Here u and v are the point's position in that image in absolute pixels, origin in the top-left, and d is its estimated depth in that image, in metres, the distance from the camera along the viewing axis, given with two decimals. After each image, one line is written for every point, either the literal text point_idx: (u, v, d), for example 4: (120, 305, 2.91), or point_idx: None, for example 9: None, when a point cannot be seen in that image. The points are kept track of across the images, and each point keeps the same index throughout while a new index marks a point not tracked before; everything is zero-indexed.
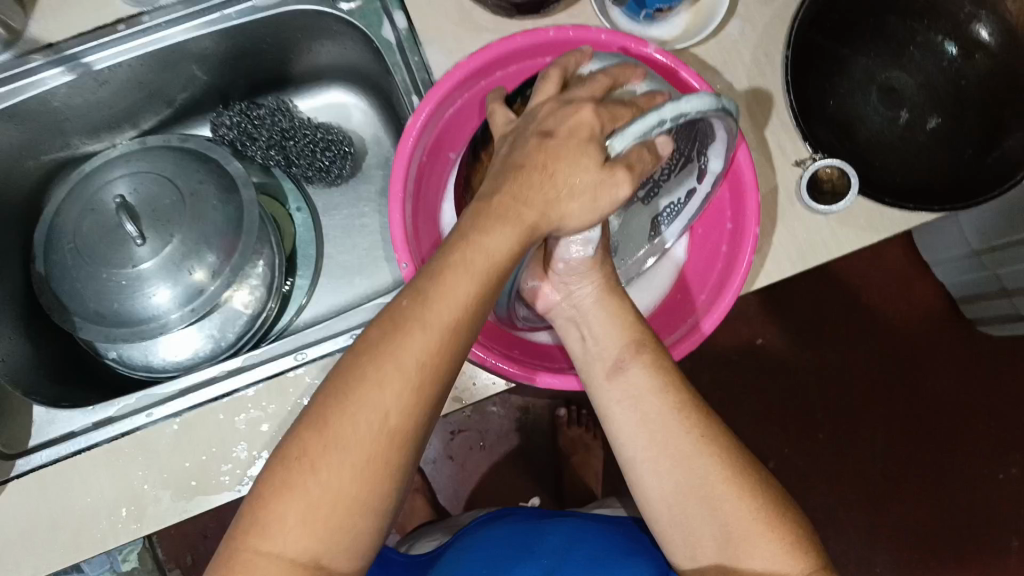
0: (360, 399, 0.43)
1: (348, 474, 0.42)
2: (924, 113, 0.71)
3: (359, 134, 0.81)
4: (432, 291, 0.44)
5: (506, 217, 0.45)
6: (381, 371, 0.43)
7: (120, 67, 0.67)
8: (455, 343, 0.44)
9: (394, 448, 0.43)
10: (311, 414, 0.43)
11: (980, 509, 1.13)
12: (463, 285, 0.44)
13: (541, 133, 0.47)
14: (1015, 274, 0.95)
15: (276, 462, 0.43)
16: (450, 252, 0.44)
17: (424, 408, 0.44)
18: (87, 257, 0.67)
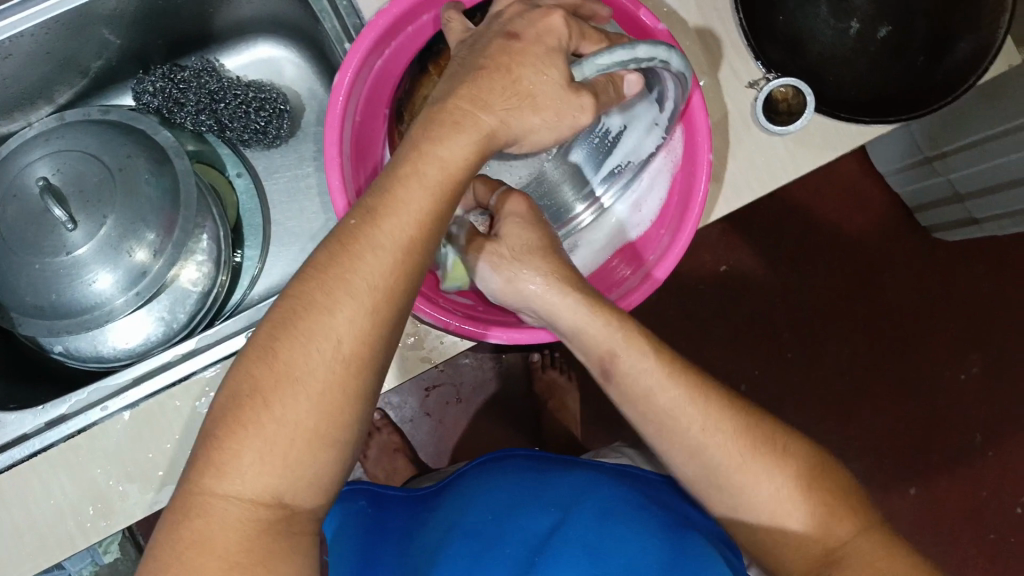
0: (312, 327, 0.40)
1: (308, 404, 0.40)
2: (874, 22, 0.67)
3: (294, 90, 0.76)
4: (380, 211, 0.42)
5: (460, 125, 0.43)
6: (331, 296, 0.40)
7: (23, 37, 0.61)
8: (411, 261, 0.42)
9: (353, 374, 0.41)
10: (257, 345, 0.41)
11: (946, 411, 1.15)
12: (416, 198, 0.42)
13: (507, 33, 0.46)
14: (967, 178, 0.95)
15: (226, 403, 0.40)
16: (400, 164, 0.42)
17: (383, 333, 0.42)
18: (14, 247, 0.63)
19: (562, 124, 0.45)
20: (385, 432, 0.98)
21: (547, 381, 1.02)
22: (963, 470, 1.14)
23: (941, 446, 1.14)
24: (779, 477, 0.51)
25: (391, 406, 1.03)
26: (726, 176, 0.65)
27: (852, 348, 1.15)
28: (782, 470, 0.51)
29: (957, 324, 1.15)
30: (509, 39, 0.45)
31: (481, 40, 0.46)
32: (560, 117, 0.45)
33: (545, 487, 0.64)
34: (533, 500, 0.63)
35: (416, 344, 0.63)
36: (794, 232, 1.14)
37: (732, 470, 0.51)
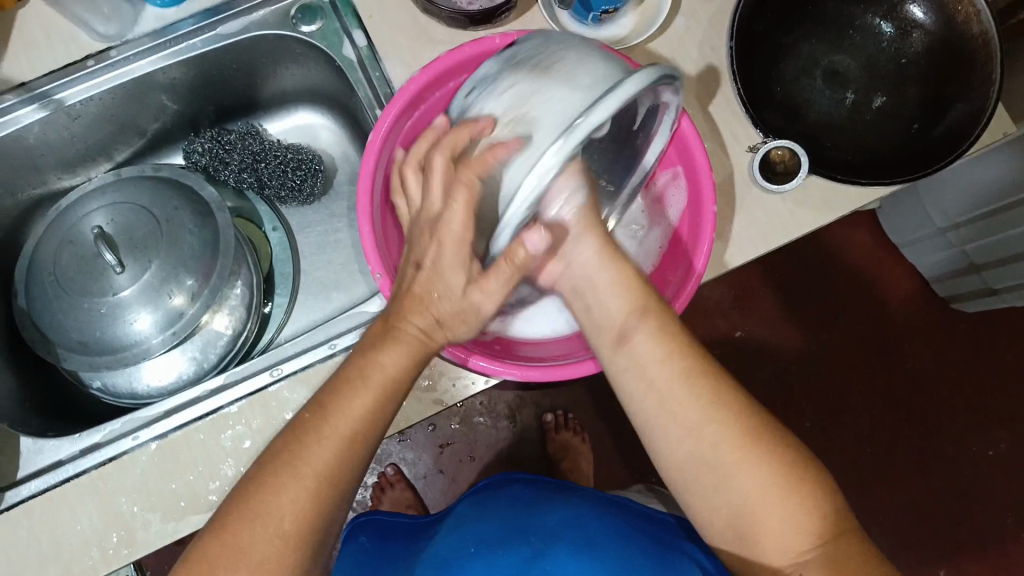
0: (259, 506, 0.46)
1: (247, 572, 0.45)
2: (869, 92, 0.71)
3: (329, 153, 0.83)
4: (329, 408, 0.49)
5: (397, 338, 0.51)
6: (279, 479, 0.47)
7: (92, 101, 0.69)
8: (352, 455, 0.49)
9: (290, 547, 0.46)
10: (215, 523, 0.47)
11: (977, 489, 1.12)
12: (361, 399, 0.49)
13: (430, 221, 0.50)
14: (984, 249, 0.96)
15: (180, 567, 0.46)
16: (352, 367, 0.51)
17: (322, 518, 0.47)
18: (66, 288, 0.69)
19: (494, 286, 0.50)
20: (397, 488, 1.00)
21: (561, 442, 1.03)
22: (999, 554, 1.10)
23: (972, 525, 1.11)
24: (809, 511, 0.49)
25: (406, 462, 1.05)
26: (729, 233, 0.68)
27: (876, 422, 1.13)
28: (815, 509, 0.50)
29: (985, 401, 1.14)
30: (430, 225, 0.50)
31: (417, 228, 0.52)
32: (487, 288, 0.50)
33: (538, 514, 0.65)
34: (517, 534, 0.62)
35: (430, 386, 0.66)
36: (814, 307, 1.15)
37: (746, 493, 0.50)
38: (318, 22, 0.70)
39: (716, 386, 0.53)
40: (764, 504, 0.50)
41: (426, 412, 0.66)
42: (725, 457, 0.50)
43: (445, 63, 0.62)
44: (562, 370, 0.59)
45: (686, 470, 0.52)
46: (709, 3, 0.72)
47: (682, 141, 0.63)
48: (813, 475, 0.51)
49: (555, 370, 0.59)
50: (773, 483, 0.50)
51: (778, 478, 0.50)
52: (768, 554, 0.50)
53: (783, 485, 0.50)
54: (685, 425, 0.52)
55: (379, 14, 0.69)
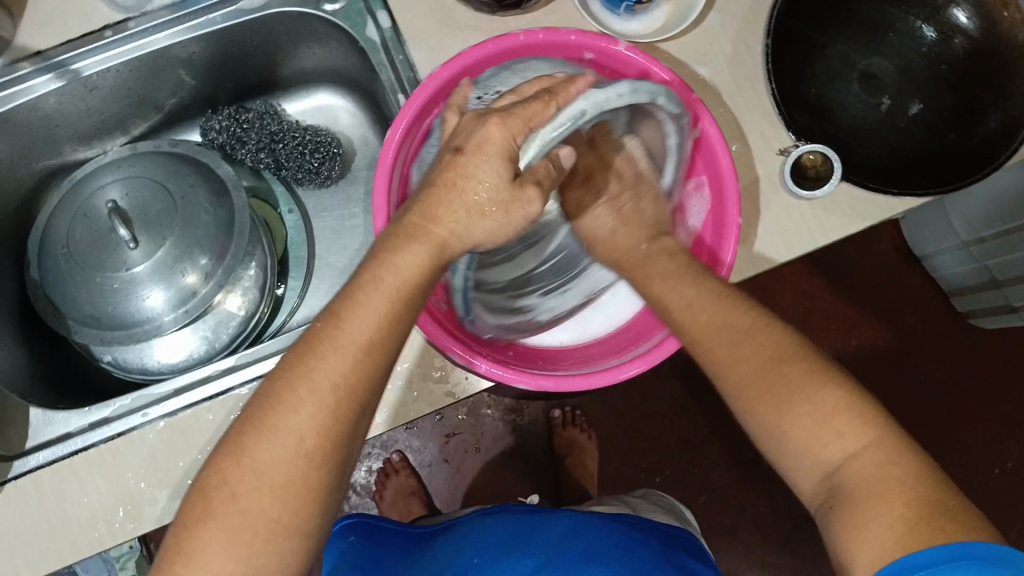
0: (278, 424, 0.43)
1: (269, 495, 0.43)
2: (905, 98, 0.69)
3: (347, 136, 0.81)
4: (342, 314, 0.46)
5: (416, 235, 0.48)
6: (296, 394, 0.44)
7: (109, 72, 0.68)
8: (372, 361, 0.46)
9: (314, 467, 0.44)
10: (227, 444, 0.44)
11: (986, 504, 1.11)
12: (375, 301, 0.46)
13: (455, 148, 0.49)
14: (1005, 264, 0.94)
15: (196, 495, 0.43)
16: (361, 274, 0.47)
17: (345, 427, 0.45)
18: (79, 261, 0.68)
19: (511, 220, 0.49)
20: (403, 475, 1.00)
21: (568, 438, 1.02)
22: None
23: None
24: (841, 419, 0.46)
25: (412, 449, 1.04)
26: (754, 238, 0.66)
27: None
28: (858, 410, 0.46)
29: (998, 416, 1.12)
30: (455, 154, 0.49)
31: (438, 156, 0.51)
32: (507, 216, 0.49)
33: (539, 528, 0.65)
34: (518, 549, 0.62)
35: (441, 378, 0.65)
36: (831, 311, 1.14)
37: (766, 418, 0.48)
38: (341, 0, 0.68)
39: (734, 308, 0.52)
40: (816, 427, 0.46)
41: (436, 404, 0.65)
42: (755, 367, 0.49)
43: (465, 61, 0.60)
44: (568, 380, 0.58)
45: (733, 387, 0.50)
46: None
47: (708, 149, 0.62)
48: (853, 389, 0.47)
49: (561, 379, 0.58)
50: (834, 403, 0.46)
51: (820, 391, 0.46)
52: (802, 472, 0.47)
53: (823, 390, 0.46)
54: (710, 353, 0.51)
55: None
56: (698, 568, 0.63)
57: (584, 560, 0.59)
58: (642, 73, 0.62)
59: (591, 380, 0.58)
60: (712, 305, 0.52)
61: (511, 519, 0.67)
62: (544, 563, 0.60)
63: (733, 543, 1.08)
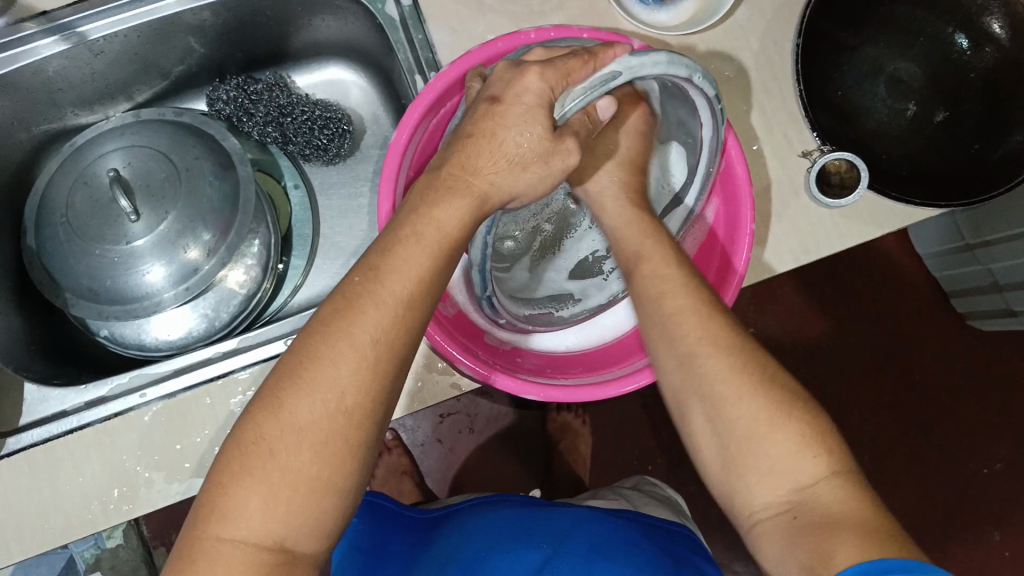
0: (316, 378, 0.41)
1: (310, 453, 0.41)
2: (930, 106, 0.69)
3: (357, 112, 0.79)
4: (382, 269, 0.43)
5: (455, 188, 0.45)
6: (334, 348, 0.42)
7: (115, 38, 0.65)
8: (410, 318, 0.44)
9: (354, 425, 0.42)
10: (263, 398, 0.42)
11: (968, 502, 1.13)
12: (415, 258, 0.44)
13: (491, 98, 0.46)
14: (1006, 269, 0.94)
15: (232, 450, 0.41)
16: (401, 226, 0.44)
17: (383, 386, 0.43)
18: (79, 231, 0.66)
19: (553, 171, 0.47)
20: (395, 454, 1.00)
21: (561, 422, 1.03)
22: (977, 564, 1.12)
23: (957, 535, 1.12)
24: (803, 448, 0.47)
25: (406, 428, 1.04)
26: (769, 241, 0.65)
27: (877, 425, 1.13)
28: (814, 443, 0.47)
29: (985, 414, 1.14)
30: (491, 104, 0.46)
31: (472, 107, 0.48)
32: (549, 167, 0.46)
33: (542, 523, 0.65)
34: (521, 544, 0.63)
35: (446, 370, 0.64)
36: (829, 302, 1.14)
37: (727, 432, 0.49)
38: None
39: (726, 328, 0.51)
40: (760, 436, 0.48)
41: (441, 396, 0.64)
42: (733, 382, 0.49)
43: (473, 59, 0.58)
44: (580, 392, 0.59)
45: (680, 402, 0.51)
46: None
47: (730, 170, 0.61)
48: (818, 417, 0.49)
49: (575, 391, 0.59)
50: (770, 409, 0.48)
51: (773, 410, 0.48)
52: (755, 492, 0.48)
53: (788, 419, 0.48)
54: (683, 357, 0.51)
55: None
56: (704, 568, 0.63)
57: (588, 556, 0.60)
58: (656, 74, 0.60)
59: (598, 391, 0.59)
60: (705, 314, 0.52)
61: (513, 514, 0.67)
62: (547, 559, 0.60)
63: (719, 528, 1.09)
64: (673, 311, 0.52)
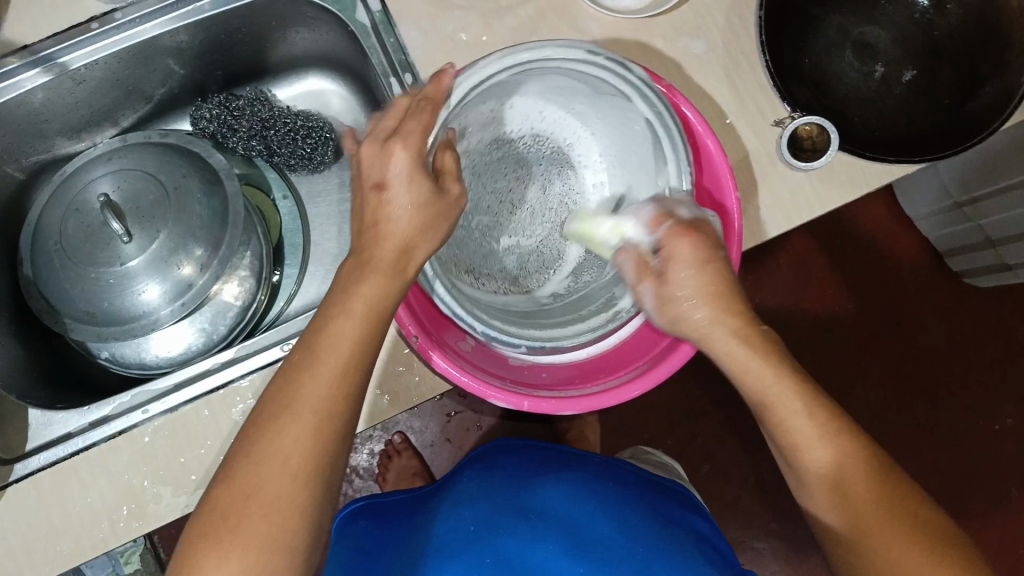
0: (262, 452, 0.43)
1: (262, 521, 0.42)
2: (900, 66, 0.69)
3: (339, 120, 0.81)
4: (316, 346, 0.45)
5: (376, 265, 0.47)
6: (277, 424, 0.43)
7: (96, 65, 0.66)
8: (352, 381, 0.45)
9: (300, 487, 0.42)
10: (219, 479, 0.44)
11: (983, 463, 1.13)
12: (346, 326, 0.46)
13: (375, 184, 0.48)
14: (999, 224, 0.96)
15: (193, 528, 0.43)
16: (332, 306, 0.46)
17: (331, 449, 0.44)
18: (73, 258, 0.67)
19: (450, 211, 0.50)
20: (406, 456, 1.02)
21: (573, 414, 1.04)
22: (998, 524, 1.12)
23: (976, 498, 1.12)
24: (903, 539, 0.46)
25: (413, 430, 1.06)
26: (750, 209, 0.66)
27: (887, 396, 1.13)
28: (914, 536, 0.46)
29: (996, 374, 1.14)
30: (379, 191, 0.48)
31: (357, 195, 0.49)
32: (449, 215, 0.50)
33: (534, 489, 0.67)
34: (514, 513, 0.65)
35: None
36: (826, 279, 1.14)
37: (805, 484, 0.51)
38: None
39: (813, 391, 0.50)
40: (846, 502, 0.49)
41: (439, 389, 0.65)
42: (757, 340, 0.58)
43: None
44: (611, 395, 0.60)
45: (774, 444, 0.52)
46: None
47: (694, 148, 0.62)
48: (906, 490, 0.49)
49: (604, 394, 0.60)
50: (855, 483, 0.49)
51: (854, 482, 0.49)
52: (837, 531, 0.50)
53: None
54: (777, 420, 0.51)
55: None
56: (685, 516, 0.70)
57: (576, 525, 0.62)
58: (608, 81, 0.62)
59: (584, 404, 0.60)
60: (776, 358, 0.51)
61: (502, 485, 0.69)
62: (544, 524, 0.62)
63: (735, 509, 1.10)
64: (779, 403, 0.50)
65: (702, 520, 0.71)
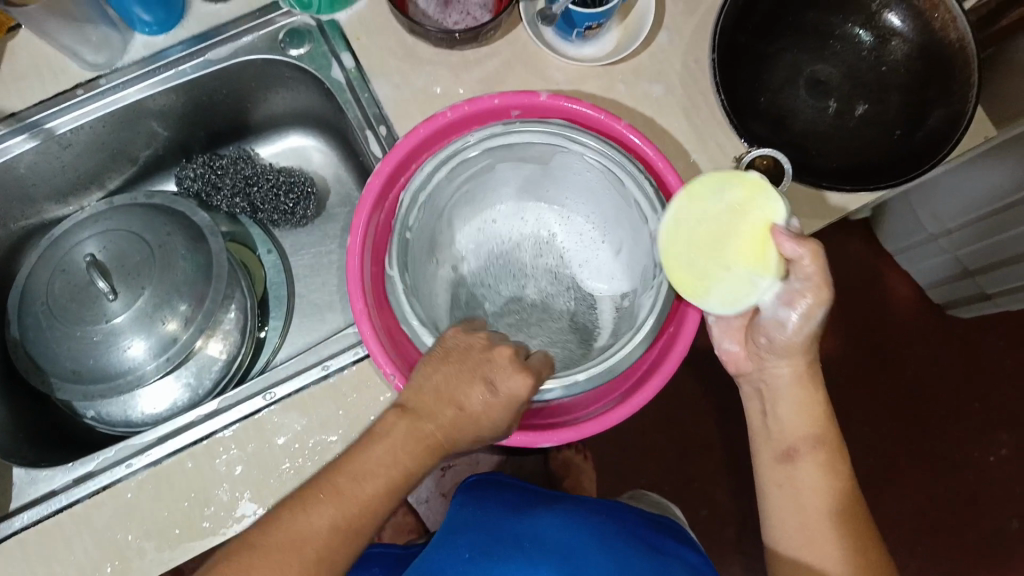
0: (280, 539, 0.49)
1: None
2: (851, 100, 0.73)
3: (321, 176, 0.83)
4: (350, 459, 0.51)
5: (418, 414, 0.52)
6: (308, 514, 0.49)
7: (82, 129, 0.69)
8: (380, 502, 0.51)
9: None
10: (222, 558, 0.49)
11: (977, 493, 1.13)
12: (378, 455, 0.51)
13: (479, 374, 0.52)
14: (974, 254, 0.99)
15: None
16: (375, 428, 0.52)
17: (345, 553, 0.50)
18: (59, 317, 0.69)
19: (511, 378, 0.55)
20: (399, 512, 1.00)
21: (564, 460, 1.03)
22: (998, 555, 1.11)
23: (974, 529, 1.12)
24: None
25: None
26: None
27: (876, 430, 1.14)
28: None
29: (983, 403, 1.15)
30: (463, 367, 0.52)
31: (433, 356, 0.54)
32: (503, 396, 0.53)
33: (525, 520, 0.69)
34: (505, 540, 0.66)
35: None
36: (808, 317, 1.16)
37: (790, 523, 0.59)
38: (305, 45, 0.71)
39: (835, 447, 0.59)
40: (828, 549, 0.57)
41: None
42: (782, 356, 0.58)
43: (399, 153, 0.62)
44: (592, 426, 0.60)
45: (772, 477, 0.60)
46: (693, 17, 0.73)
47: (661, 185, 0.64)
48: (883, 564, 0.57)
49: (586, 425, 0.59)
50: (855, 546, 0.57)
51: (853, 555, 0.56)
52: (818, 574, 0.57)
53: (810, 427, 0.59)
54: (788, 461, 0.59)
55: (366, 37, 0.70)
56: (677, 549, 0.70)
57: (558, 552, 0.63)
58: (570, 117, 0.64)
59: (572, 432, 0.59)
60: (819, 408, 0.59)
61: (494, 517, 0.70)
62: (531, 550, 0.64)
63: (731, 551, 1.09)
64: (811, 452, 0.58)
65: (695, 553, 0.71)
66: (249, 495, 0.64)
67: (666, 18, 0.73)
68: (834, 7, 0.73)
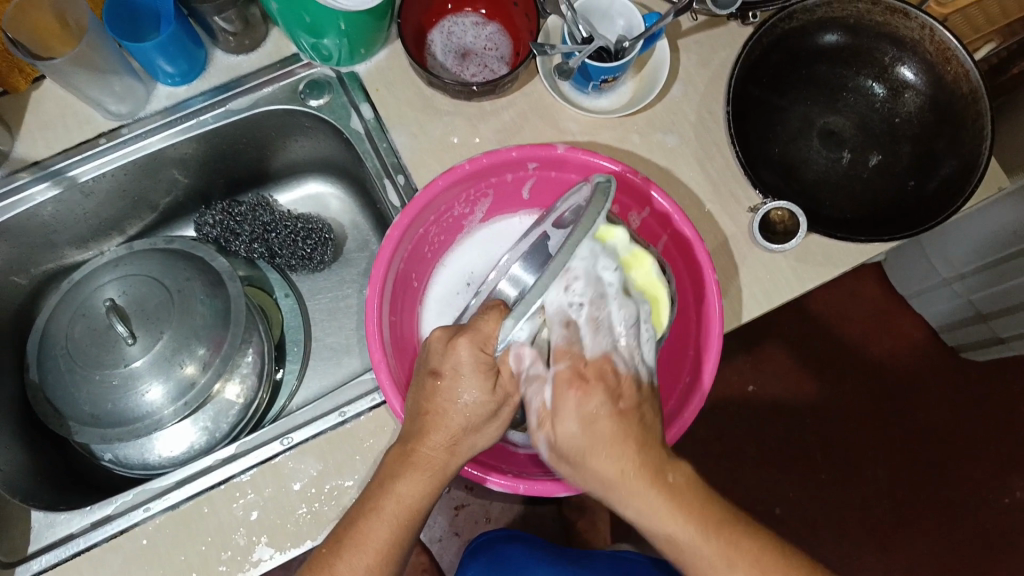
0: None
1: None
2: (865, 151, 0.73)
3: (338, 222, 0.84)
4: (358, 530, 0.51)
5: (415, 465, 0.52)
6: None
7: (104, 177, 0.70)
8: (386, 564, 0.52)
9: None
10: None
11: (995, 537, 1.12)
12: (378, 530, 0.51)
13: (432, 371, 0.53)
14: (989, 298, 0.99)
15: None
16: (367, 501, 0.52)
17: None
18: (80, 362, 0.70)
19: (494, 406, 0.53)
20: (413, 554, 1.00)
21: (577, 500, 1.04)
22: None
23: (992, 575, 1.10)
24: None
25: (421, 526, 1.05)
26: (731, 291, 0.68)
27: (891, 471, 1.13)
28: None
29: (999, 446, 1.14)
30: (433, 378, 0.52)
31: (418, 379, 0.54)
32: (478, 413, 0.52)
33: None
34: None
35: None
36: (818, 358, 1.17)
37: None
38: (325, 96, 0.72)
39: None
40: None
41: None
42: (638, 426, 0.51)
43: (420, 202, 0.63)
44: None
45: None
46: (706, 69, 0.74)
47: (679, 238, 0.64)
48: None
49: None
50: None
51: None
52: None
53: None
54: None
55: (385, 88, 0.72)
56: None
57: None
58: (587, 168, 0.65)
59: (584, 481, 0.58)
60: None
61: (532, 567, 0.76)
62: None
63: None
64: None
65: None
66: (265, 538, 0.65)
67: (680, 70, 0.74)
68: (846, 59, 0.74)
